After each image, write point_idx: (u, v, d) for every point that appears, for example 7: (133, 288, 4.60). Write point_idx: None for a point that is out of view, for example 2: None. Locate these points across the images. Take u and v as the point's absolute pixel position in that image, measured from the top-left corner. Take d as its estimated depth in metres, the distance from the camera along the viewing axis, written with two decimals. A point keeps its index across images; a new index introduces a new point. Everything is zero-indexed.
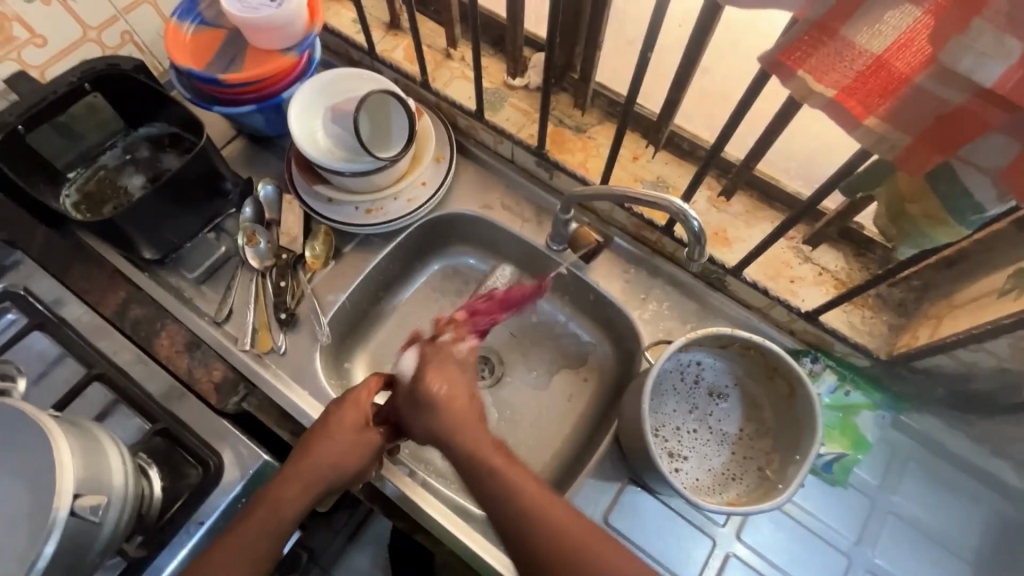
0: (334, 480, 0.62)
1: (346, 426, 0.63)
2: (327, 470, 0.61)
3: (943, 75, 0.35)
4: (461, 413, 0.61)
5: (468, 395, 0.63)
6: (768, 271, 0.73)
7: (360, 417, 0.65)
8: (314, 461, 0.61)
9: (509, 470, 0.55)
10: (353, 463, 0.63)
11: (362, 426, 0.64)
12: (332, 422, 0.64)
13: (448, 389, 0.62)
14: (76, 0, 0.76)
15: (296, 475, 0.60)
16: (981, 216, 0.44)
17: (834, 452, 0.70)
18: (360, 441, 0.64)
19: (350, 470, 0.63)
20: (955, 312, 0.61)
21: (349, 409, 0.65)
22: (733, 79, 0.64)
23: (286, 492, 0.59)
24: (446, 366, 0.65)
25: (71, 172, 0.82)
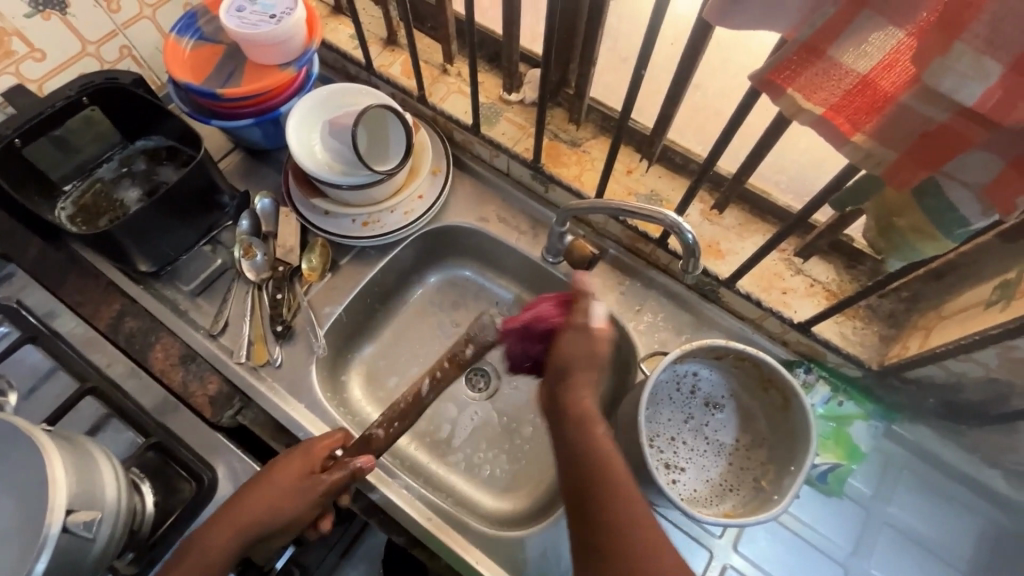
0: (267, 528, 0.61)
1: (288, 471, 0.64)
2: (258, 515, 0.60)
3: (926, 95, 0.37)
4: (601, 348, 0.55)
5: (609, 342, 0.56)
6: (761, 283, 0.74)
7: (307, 465, 0.65)
8: (250, 504, 0.61)
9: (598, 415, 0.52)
10: (289, 510, 0.62)
11: (307, 473, 0.65)
12: (277, 468, 0.64)
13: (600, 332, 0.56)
14: (75, 16, 0.76)
15: (230, 517, 0.60)
16: (967, 230, 0.45)
17: (829, 463, 0.70)
18: (298, 488, 0.63)
19: (285, 518, 0.62)
20: (944, 323, 0.62)
21: (296, 458, 0.66)
22: (724, 96, 0.66)
23: (218, 534, 0.59)
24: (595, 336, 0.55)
25: (66, 185, 0.82)
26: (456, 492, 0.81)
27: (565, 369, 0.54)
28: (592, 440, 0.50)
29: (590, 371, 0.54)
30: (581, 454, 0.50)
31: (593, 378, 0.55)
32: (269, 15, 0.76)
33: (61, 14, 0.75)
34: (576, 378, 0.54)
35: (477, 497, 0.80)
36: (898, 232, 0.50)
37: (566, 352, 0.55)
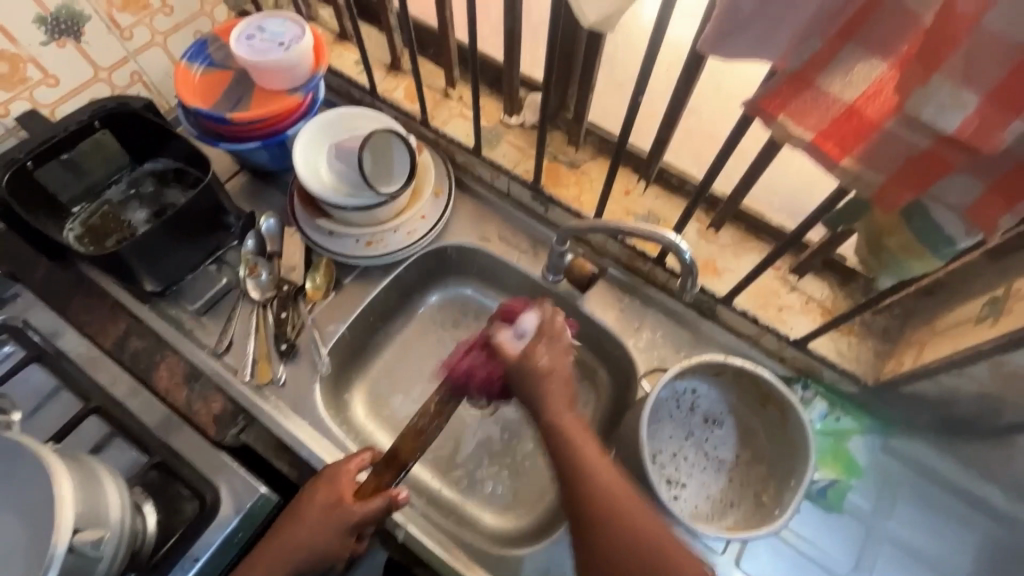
0: (303, 561, 0.63)
1: (316, 504, 0.64)
2: (292, 550, 0.62)
3: (907, 122, 0.38)
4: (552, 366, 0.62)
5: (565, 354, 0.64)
6: (758, 300, 0.76)
7: (333, 494, 0.65)
8: (285, 540, 0.63)
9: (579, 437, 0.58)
10: (322, 543, 0.63)
11: (333, 504, 0.64)
12: (305, 501, 0.65)
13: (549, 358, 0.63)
14: (89, 44, 0.79)
15: (265, 555, 0.62)
16: (953, 249, 0.47)
17: (827, 478, 0.72)
18: (328, 520, 0.63)
19: (320, 550, 0.63)
20: (936, 339, 0.63)
21: (322, 487, 0.66)
22: (718, 120, 0.68)
23: (256, 571, 0.61)
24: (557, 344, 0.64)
25: (75, 207, 0.84)
26: (458, 510, 0.81)
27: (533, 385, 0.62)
28: (573, 443, 0.57)
29: (563, 380, 0.63)
30: (560, 460, 0.57)
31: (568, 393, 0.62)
32: (278, 42, 0.79)
33: (76, 42, 0.77)
34: (549, 389, 0.61)
35: (480, 514, 0.81)
36: (888, 251, 0.52)
37: (524, 381, 0.62)
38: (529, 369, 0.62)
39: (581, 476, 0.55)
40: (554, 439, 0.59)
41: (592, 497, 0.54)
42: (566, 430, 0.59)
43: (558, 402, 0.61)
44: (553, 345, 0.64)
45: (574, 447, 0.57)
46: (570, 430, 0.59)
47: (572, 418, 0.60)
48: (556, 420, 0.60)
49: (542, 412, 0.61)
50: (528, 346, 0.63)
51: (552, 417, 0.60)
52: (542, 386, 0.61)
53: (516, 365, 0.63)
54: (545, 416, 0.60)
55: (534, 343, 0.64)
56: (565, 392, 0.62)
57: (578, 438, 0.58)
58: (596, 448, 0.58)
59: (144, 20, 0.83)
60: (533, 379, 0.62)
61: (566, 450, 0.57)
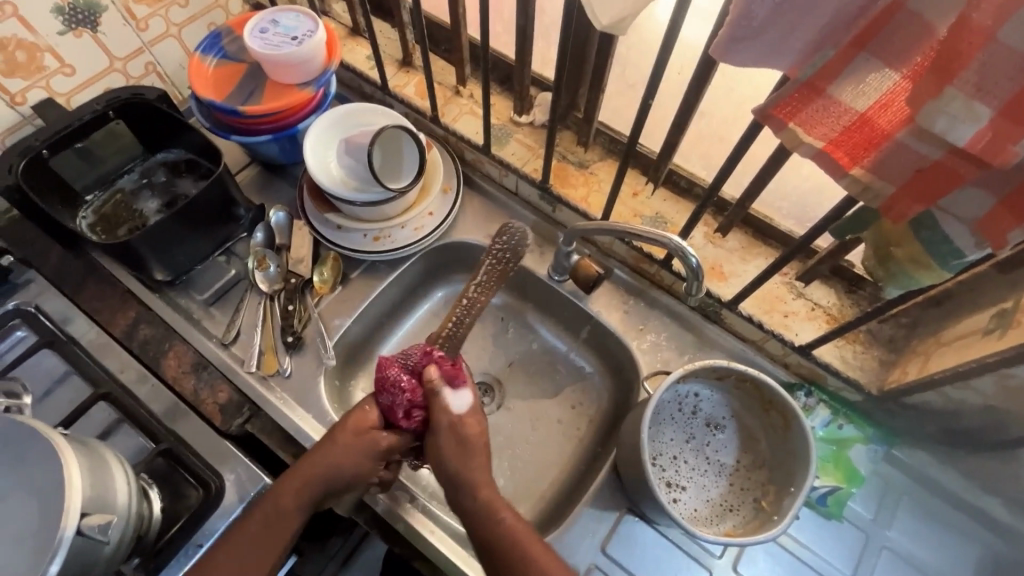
0: (333, 483, 0.63)
1: (349, 429, 0.65)
2: (320, 471, 0.63)
3: (920, 132, 0.38)
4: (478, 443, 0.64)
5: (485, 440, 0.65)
6: (763, 305, 0.75)
7: (365, 421, 0.66)
8: (315, 463, 0.63)
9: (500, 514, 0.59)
10: (350, 467, 0.64)
11: (366, 429, 0.66)
12: (338, 426, 0.66)
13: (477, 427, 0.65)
14: (105, 33, 0.80)
15: (298, 474, 0.62)
16: (962, 261, 0.46)
17: (828, 485, 0.71)
18: (359, 442, 0.65)
19: (348, 475, 0.63)
20: (941, 349, 0.63)
21: (356, 413, 0.67)
22: (728, 124, 0.68)
23: (288, 488, 0.62)
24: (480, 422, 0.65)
25: (88, 195, 0.85)
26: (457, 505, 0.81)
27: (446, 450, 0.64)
28: (500, 522, 0.58)
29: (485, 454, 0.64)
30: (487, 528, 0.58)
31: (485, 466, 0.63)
32: (291, 37, 0.79)
33: (93, 32, 0.78)
34: (478, 463, 0.63)
35: None
36: (895, 261, 0.51)
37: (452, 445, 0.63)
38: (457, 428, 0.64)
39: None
40: (478, 519, 0.59)
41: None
42: (490, 507, 0.59)
43: (483, 474, 0.62)
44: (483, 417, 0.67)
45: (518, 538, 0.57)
46: (507, 518, 0.58)
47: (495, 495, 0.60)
48: (487, 502, 0.60)
49: (471, 504, 0.60)
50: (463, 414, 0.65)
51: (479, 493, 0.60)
52: (467, 466, 0.62)
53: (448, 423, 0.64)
54: (465, 498, 0.61)
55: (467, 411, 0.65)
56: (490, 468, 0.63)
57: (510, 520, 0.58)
58: (520, 518, 0.59)
59: (159, 12, 0.83)
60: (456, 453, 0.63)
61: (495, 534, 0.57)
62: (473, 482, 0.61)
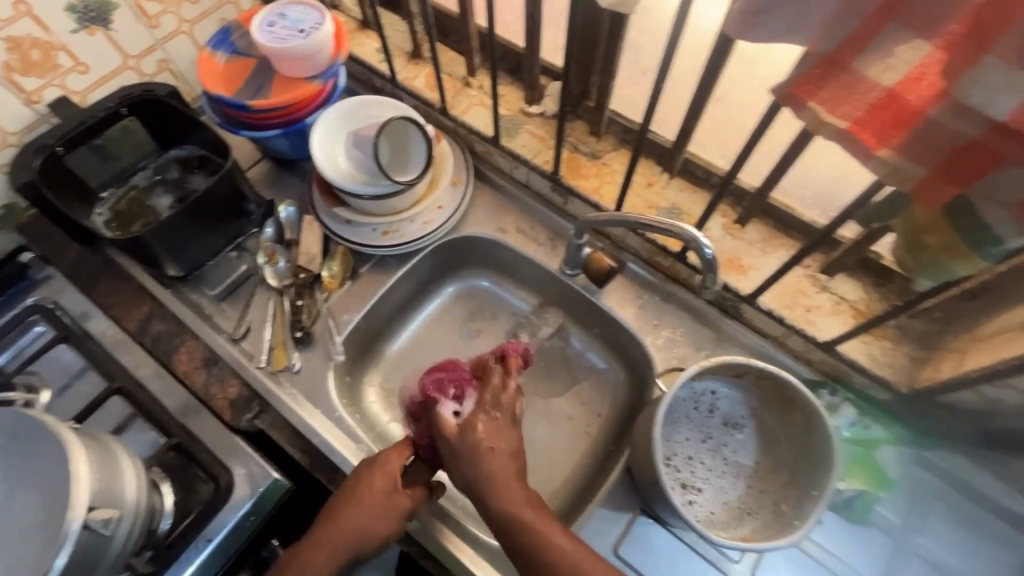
0: (361, 548, 0.61)
1: (373, 490, 0.62)
2: (352, 538, 0.60)
3: (955, 108, 0.35)
4: (496, 463, 0.58)
5: (512, 452, 0.60)
6: (784, 300, 0.73)
7: (390, 480, 0.63)
8: (340, 528, 0.60)
9: (533, 519, 0.55)
10: (381, 528, 0.61)
11: (393, 488, 0.63)
12: (363, 486, 0.62)
13: (488, 432, 0.59)
14: (117, 31, 0.80)
15: (325, 541, 0.59)
16: (1000, 249, 0.43)
17: (855, 489, 0.67)
18: (388, 505, 0.62)
19: (379, 538, 0.61)
20: (978, 346, 0.59)
21: (378, 472, 0.63)
22: (746, 109, 0.65)
23: (317, 556, 0.59)
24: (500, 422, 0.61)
25: (104, 192, 0.86)
26: (466, 501, 0.80)
27: (462, 456, 0.59)
28: (541, 536, 0.54)
29: (510, 460, 0.59)
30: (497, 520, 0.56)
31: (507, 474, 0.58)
32: (297, 30, 0.78)
33: (105, 30, 0.79)
34: (491, 465, 0.58)
35: (492, 509, 0.79)
36: (928, 250, 0.48)
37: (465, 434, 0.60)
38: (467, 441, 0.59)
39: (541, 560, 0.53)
40: (508, 527, 0.55)
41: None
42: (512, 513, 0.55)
43: (502, 485, 0.57)
44: (510, 422, 0.62)
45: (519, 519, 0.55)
46: (556, 538, 0.54)
47: (527, 508, 0.56)
48: (510, 511, 0.55)
49: (497, 511, 0.56)
50: (469, 416, 0.60)
51: (492, 504, 0.56)
52: (488, 468, 0.58)
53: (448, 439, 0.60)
54: (489, 503, 0.56)
55: (472, 415, 0.61)
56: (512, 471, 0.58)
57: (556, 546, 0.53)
58: (567, 536, 0.55)
59: (170, 9, 0.84)
60: (473, 464, 0.58)
61: (525, 547, 0.54)
62: (485, 494, 0.57)
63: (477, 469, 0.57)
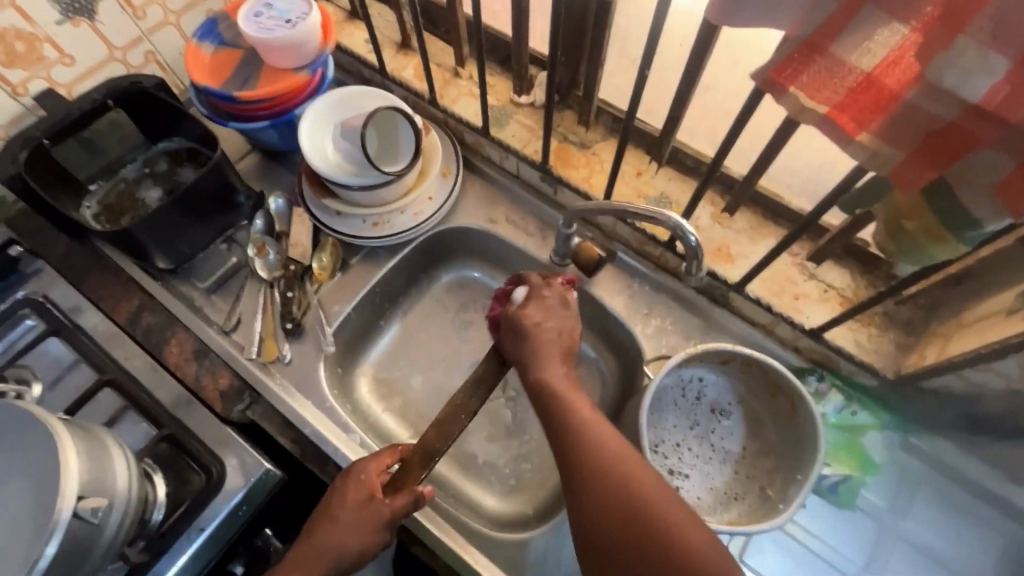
0: (342, 562, 0.61)
1: (347, 504, 0.62)
2: (328, 554, 0.61)
3: (931, 92, 0.35)
4: (546, 343, 0.62)
5: (564, 334, 0.64)
6: (772, 288, 0.72)
7: (365, 491, 0.63)
8: (318, 543, 0.61)
9: (571, 395, 0.57)
10: (356, 542, 0.61)
11: (366, 500, 0.62)
12: (336, 502, 0.63)
13: (545, 321, 0.64)
14: (103, 22, 0.80)
15: (304, 558, 0.61)
16: (979, 234, 0.43)
17: (840, 474, 0.68)
18: (362, 516, 0.62)
19: (357, 551, 0.61)
20: (962, 332, 0.59)
21: (353, 486, 0.64)
22: (734, 96, 0.65)
23: (296, 573, 0.60)
24: (553, 306, 0.65)
25: (93, 185, 0.86)
26: (458, 491, 0.80)
27: (517, 327, 0.64)
28: (590, 441, 0.52)
29: (558, 339, 0.63)
30: (542, 402, 0.58)
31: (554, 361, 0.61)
32: (284, 20, 0.78)
33: (90, 22, 0.78)
34: (541, 339, 0.62)
35: (483, 498, 0.80)
36: (907, 235, 0.48)
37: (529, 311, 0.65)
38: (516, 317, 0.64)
39: (586, 453, 0.51)
40: (538, 397, 0.58)
41: (626, 513, 0.47)
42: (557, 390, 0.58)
43: (547, 364, 0.60)
44: (565, 312, 0.65)
45: (572, 405, 0.56)
46: (612, 444, 0.52)
47: (562, 379, 0.59)
48: (546, 381, 0.59)
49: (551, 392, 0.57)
50: (521, 307, 0.65)
51: (536, 371, 0.60)
52: (535, 339, 0.62)
53: (511, 316, 0.65)
54: (530, 373, 0.60)
55: (527, 300, 0.66)
56: (559, 356, 0.62)
57: (599, 436, 0.52)
58: (592, 409, 0.56)
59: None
60: (526, 341, 0.62)
61: (563, 417, 0.55)
62: (533, 358, 0.61)
63: (529, 341, 0.62)
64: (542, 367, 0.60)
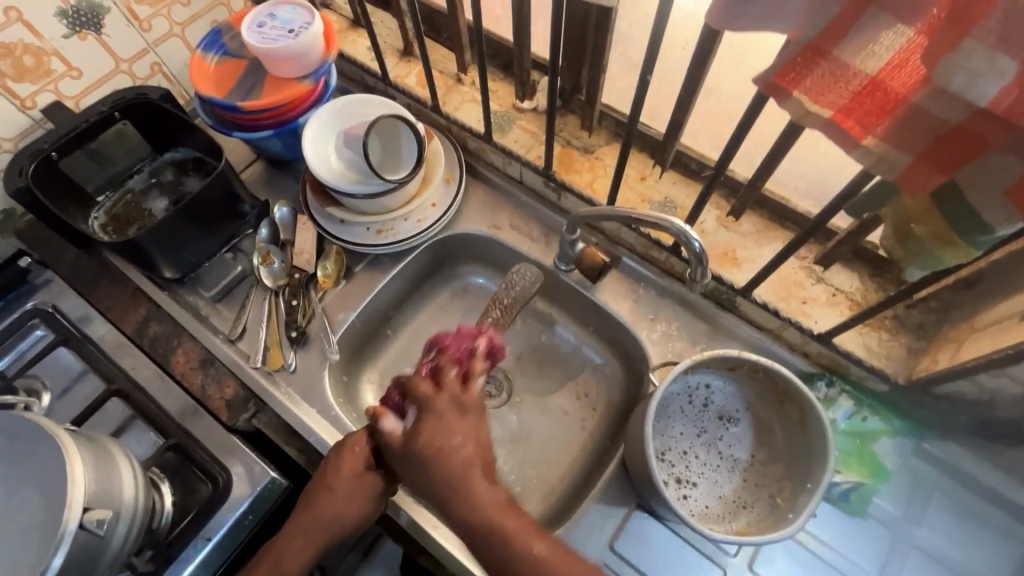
0: (338, 532, 0.63)
1: (344, 474, 0.64)
2: (326, 524, 0.62)
3: (938, 94, 0.35)
4: (457, 463, 0.57)
5: (479, 449, 0.59)
6: (779, 292, 0.71)
7: (360, 461, 0.65)
8: (314, 515, 0.62)
9: (505, 519, 0.55)
10: (353, 511, 0.63)
11: (363, 470, 0.64)
12: (331, 473, 0.64)
13: (462, 445, 0.58)
14: (109, 35, 0.80)
15: (299, 530, 0.62)
16: (991, 238, 0.42)
17: (851, 482, 0.67)
18: (360, 485, 0.64)
19: (355, 518, 0.63)
20: (975, 336, 0.58)
21: (347, 456, 0.65)
22: (738, 100, 0.64)
23: (293, 542, 0.61)
24: (449, 416, 0.60)
25: (100, 196, 0.87)
26: None
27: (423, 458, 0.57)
28: (515, 538, 0.54)
29: (473, 447, 0.59)
30: (469, 519, 0.55)
31: (477, 474, 0.57)
32: (287, 29, 0.78)
33: (97, 34, 0.79)
34: (458, 449, 0.57)
35: None
36: (916, 238, 0.47)
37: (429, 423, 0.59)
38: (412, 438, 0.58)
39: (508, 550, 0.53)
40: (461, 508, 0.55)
41: None
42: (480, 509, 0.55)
43: (476, 483, 0.56)
44: (466, 421, 0.60)
45: (489, 509, 0.55)
46: (480, 490, 0.56)
47: (492, 494, 0.56)
48: (473, 500, 0.55)
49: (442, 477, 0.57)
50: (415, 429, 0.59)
51: (458, 509, 0.55)
52: (443, 468, 0.57)
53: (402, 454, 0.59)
54: (451, 514, 0.56)
55: (426, 420, 0.59)
56: (483, 476, 0.57)
57: (488, 502, 0.56)
58: (489, 485, 0.57)
59: (161, 11, 0.84)
60: (423, 461, 0.57)
61: (488, 529, 0.54)
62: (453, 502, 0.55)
63: (438, 468, 0.56)
64: (477, 485, 0.56)
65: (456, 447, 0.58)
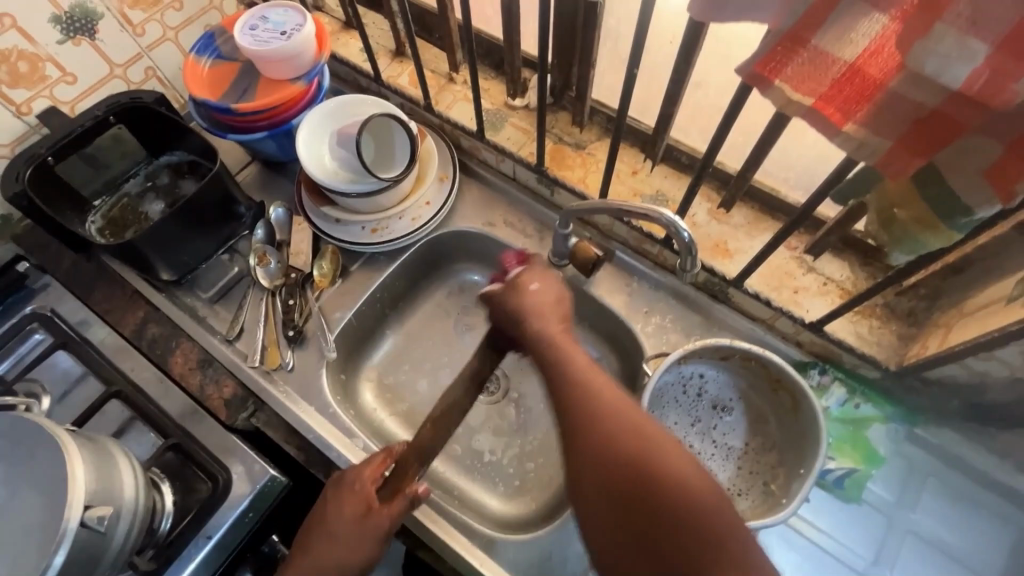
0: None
1: (344, 518, 0.63)
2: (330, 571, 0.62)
3: (915, 78, 0.35)
4: (545, 308, 0.61)
5: (558, 300, 0.62)
6: (771, 282, 0.72)
7: (360, 504, 0.64)
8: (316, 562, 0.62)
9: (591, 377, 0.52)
10: (358, 556, 0.62)
11: (363, 512, 0.64)
12: (332, 518, 0.64)
13: (541, 289, 0.62)
14: (104, 40, 0.81)
15: None
16: (971, 220, 0.42)
17: (845, 467, 0.67)
18: (361, 527, 0.63)
19: (360, 562, 0.62)
20: (964, 321, 0.59)
21: (347, 499, 0.65)
22: (725, 92, 0.65)
23: None
24: (542, 271, 0.65)
25: (96, 200, 0.87)
26: (464, 494, 0.80)
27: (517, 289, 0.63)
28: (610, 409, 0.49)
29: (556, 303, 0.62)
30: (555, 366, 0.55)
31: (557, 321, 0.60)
32: (279, 31, 0.79)
33: (91, 40, 0.80)
34: (540, 297, 0.62)
35: (486, 500, 0.80)
36: (900, 224, 0.47)
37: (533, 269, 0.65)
38: (517, 284, 0.63)
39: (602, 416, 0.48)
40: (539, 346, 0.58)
41: (626, 462, 0.45)
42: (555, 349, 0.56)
43: (550, 326, 0.59)
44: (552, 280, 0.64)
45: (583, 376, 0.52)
46: (598, 384, 0.51)
47: (559, 329, 0.59)
48: (548, 332, 0.58)
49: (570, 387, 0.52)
50: (521, 278, 0.64)
51: (536, 330, 0.59)
52: (530, 306, 0.61)
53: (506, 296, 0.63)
54: (519, 304, 0.62)
55: (526, 273, 0.64)
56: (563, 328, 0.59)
57: (617, 406, 0.49)
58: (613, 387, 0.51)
59: (155, 17, 0.85)
60: (523, 309, 0.61)
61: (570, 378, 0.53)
62: (524, 303, 0.61)
63: (525, 307, 0.61)
64: (544, 322, 0.59)
65: (540, 321, 0.59)
